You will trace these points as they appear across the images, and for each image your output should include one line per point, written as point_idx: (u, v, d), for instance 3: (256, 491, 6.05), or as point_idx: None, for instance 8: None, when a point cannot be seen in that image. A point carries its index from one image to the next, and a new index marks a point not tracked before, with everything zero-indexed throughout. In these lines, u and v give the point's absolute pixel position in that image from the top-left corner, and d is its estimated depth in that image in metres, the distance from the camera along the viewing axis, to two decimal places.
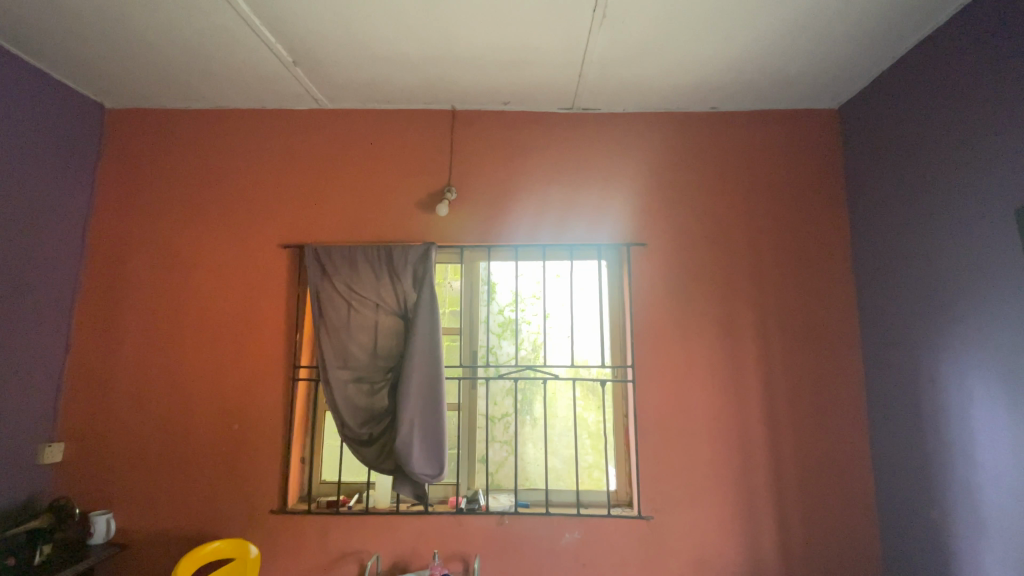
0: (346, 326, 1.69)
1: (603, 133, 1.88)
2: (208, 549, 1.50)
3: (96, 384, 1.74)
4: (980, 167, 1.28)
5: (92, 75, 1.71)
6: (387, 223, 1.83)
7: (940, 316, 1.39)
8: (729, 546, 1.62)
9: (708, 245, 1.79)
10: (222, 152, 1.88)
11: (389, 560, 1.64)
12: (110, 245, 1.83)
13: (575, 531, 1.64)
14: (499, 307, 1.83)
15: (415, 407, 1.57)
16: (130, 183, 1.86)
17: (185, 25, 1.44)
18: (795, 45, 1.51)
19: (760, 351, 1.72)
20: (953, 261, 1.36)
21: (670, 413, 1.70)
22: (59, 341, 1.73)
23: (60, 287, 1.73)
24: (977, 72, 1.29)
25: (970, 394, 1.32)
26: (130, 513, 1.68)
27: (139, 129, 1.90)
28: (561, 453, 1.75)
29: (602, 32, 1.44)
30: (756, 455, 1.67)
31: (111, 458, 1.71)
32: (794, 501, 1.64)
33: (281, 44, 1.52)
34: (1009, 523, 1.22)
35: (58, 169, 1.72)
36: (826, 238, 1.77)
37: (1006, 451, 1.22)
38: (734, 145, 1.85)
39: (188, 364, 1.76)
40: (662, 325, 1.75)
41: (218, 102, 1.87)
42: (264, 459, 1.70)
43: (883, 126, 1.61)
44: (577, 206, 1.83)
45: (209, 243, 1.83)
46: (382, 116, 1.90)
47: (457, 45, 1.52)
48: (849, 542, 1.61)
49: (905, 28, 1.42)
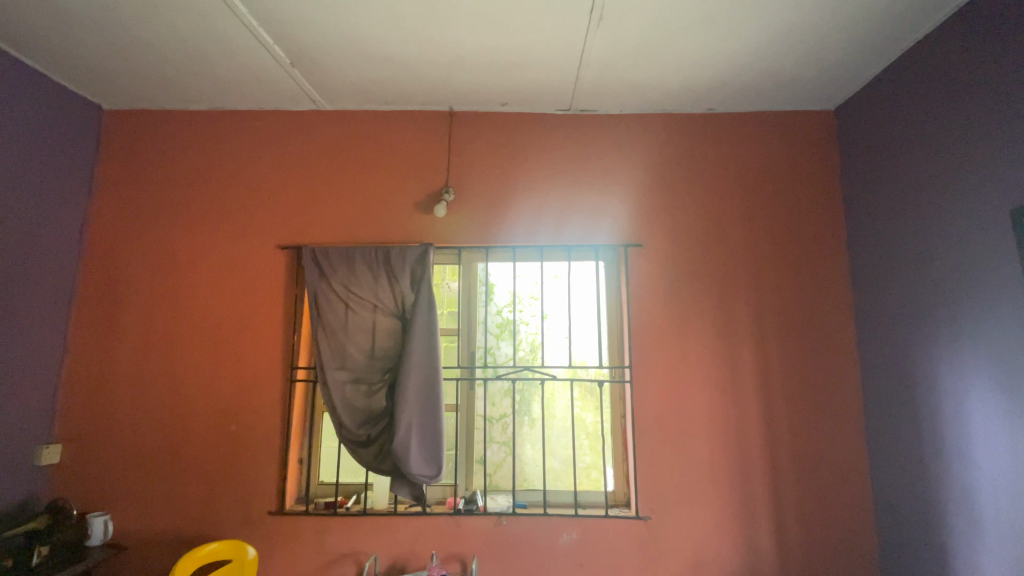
0: (344, 327, 1.69)
1: (599, 135, 1.88)
2: (206, 550, 1.50)
3: (93, 385, 1.74)
4: (975, 168, 1.29)
5: (89, 76, 1.71)
6: (385, 224, 1.83)
7: (937, 317, 1.40)
8: (726, 546, 1.62)
9: (704, 246, 1.79)
10: (220, 153, 1.88)
11: (387, 561, 1.64)
12: (108, 246, 1.82)
13: (573, 532, 1.65)
14: (497, 308, 1.83)
15: (413, 407, 1.57)
16: (127, 184, 1.86)
17: (182, 26, 1.44)
18: (792, 46, 1.51)
19: (756, 353, 1.73)
20: (949, 262, 1.37)
21: (667, 414, 1.70)
22: (56, 343, 1.73)
23: (58, 288, 1.73)
24: (971, 75, 1.30)
25: (965, 394, 1.32)
26: (127, 513, 1.68)
27: (137, 129, 1.90)
28: (559, 453, 1.75)
29: (600, 34, 1.45)
30: (753, 455, 1.67)
31: (107, 459, 1.71)
32: (791, 502, 1.64)
33: (278, 45, 1.53)
34: (1006, 522, 1.22)
35: (55, 171, 1.71)
36: (822, 238, 1.77)
37: (1002, 451, 1.23)
38: (731, 146, 1.85)
39: (185, 364, 1.76)
40: (659, 326, 1.76)
41: (215, 103, 1.87)
42: (261, 460, 1.70)
43: (879, 128, 1.62)
44: (574, 207, 1.84)
45: (207, 244, 1.83)
46: (380, 118, 1.90)
47: (454, 46, 1.52)
48: (846, 542, 1.61)
49: (902, 29, 1.43)
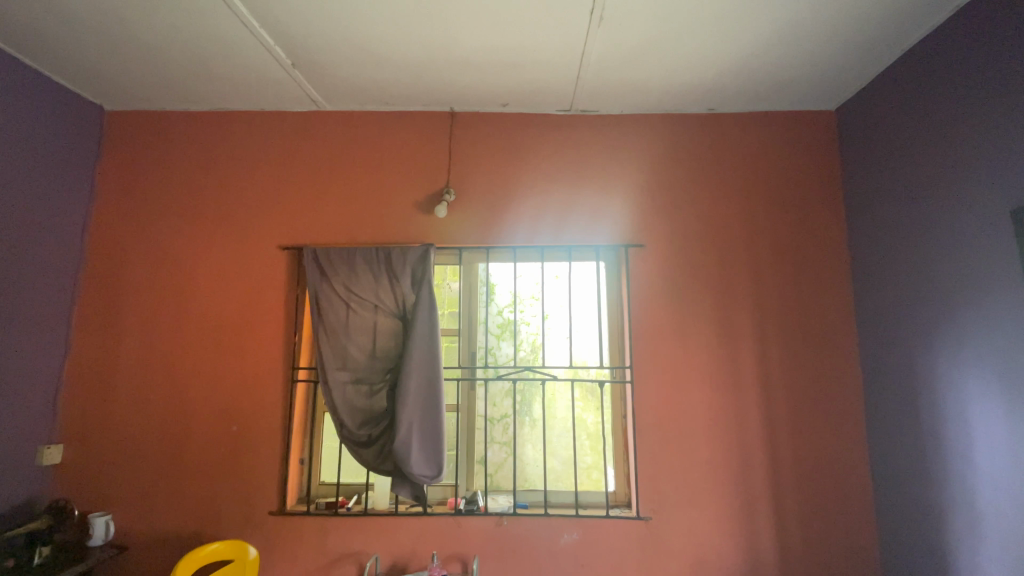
0: (345, 328, 1.69)
1: (600, 135, 1.89)
2: (207, 550, 1.50)
3: (94, 385, 1.75)
4: (976, 168, 1.29)
5: (91, 77, 1.71)
6: (386, 224, 1.83)
7: (938, 317, 1.39)
8: (727, 546, 1.62)
9: (705, 246, 1.79)
10: (222, 153, 1.88)
11: (387, 561, 1.65)
12: (109, 247, 1.83)
13: (573, 532, 1.65)
14: (498, 308, 1.83)
15: (414, 408, 1.58)
16: (129, 184, 1.87)
17: (183, 27, 1.44)
18: (792, 47, 1.51)
19: (757, 353, 1.73)
20: (949, 263, 1.37)
21: (667, 415, 1.70)
22: (58, 343, 1.73)
23: (59, 288, 1.73)
24: (972, 75, 1.29)
25: (966, 395, 1.32)
26: (128, 514, 1.68)
27: (138, 130, 1.90)
28: (560, 454, 1.75)
29: (600, 35, 1.45)
30: (753, 456, 1.67)
31: (108, 460, 1.71)
32: (792, 502, 1.64)
33: (280, 46, 1.53)
34: (1006, 522, 1.22)
35: (57, 171, 1.72)
36: (822, 239, 1.77)
37: (1002, 451, 1.23)
38: (732, 146, 1.85)
39: (186, 365, 1.76)
40: (659, 326, 1.76)
41: (217, 104, 1.88)
42: (262, 460, 1.70)
43: (880, 128, 1.62)
44: (575, 208, 1.84)
45: (209, 245, 1.83)
46: (381, 119, 1.90)
47: (455, 47, 1.52)
48: (846, 542, 1.61)
49: (903, 30, 1.43)
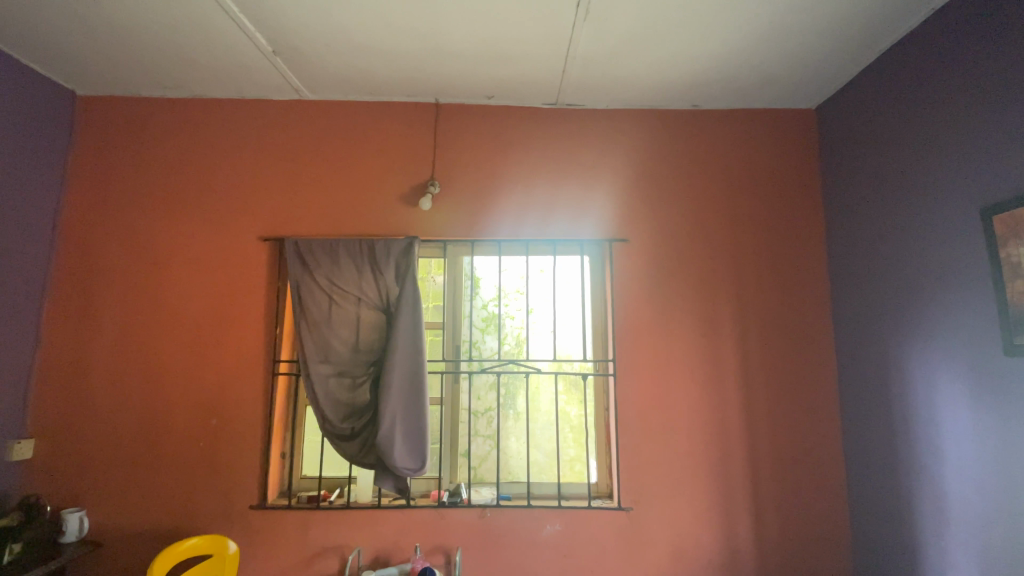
0: (327, 321, 1.67)
1: (585, 130, 1.89)
2: (185, 546, 1.47)
3: (67, 380, 1.70)
4: (949, 169, 1.32)
5: (63, 61, 1.65)
6: (369, 217, 1.82)
7: (912, 314, 1.43)
8: (704, 536, 1.66)
9: (686, 243, 1.82)
10: (201, 140, 1.84)
11: (370, 554, 1.64)
12: (83, 235, 1.78)
13: (556, 523, 1.67)
14: (483, 302, 1.83)
15: (397, 401, 1.57)
16: (103, 171, 1.81)
17: (159, 10, 1.40)
18: (775, 46, 1.53)
19: (736, 347, 1.76)
20: (921, 261, 1.41)
21: (650, 408, 1.73)
22: (26, 335, 1.68)
23: (27, 278, 1.67)
24: (946, 77, 1.33)
25: (935, 389, 1.37)
26: (101, 511, 1.65)
27: (112, 115, 1.84)
28: (544, 446, 1.76)
29: (586, 30, 1.45)
30: (732, 447, 1.70)
31: (80, 455, 1.67)
32: (768, 491, 1.68)
33: (264, 33, 1.50)
34: (970, 509, 1.27)
35: (26, 158, 1.66)
36: (799, 234, 1.81)
37: (968, 442, 1.27)
38: (716, 143, 1.88)
39: (164, 355, 1.73)
40: (643, 320, 1.78)
41: (195, 90, 1.83)
42: (243, 455, 1.68)
43: (858, 127, 1.65)
44: (559, 203, 1.84)
45: (188, 236, 1.79)
46: (362, 109, 1.88)
47: (444, 37, 1.50)
48: (817, 529, 1.66)
49: (880, 31, 1.46)
